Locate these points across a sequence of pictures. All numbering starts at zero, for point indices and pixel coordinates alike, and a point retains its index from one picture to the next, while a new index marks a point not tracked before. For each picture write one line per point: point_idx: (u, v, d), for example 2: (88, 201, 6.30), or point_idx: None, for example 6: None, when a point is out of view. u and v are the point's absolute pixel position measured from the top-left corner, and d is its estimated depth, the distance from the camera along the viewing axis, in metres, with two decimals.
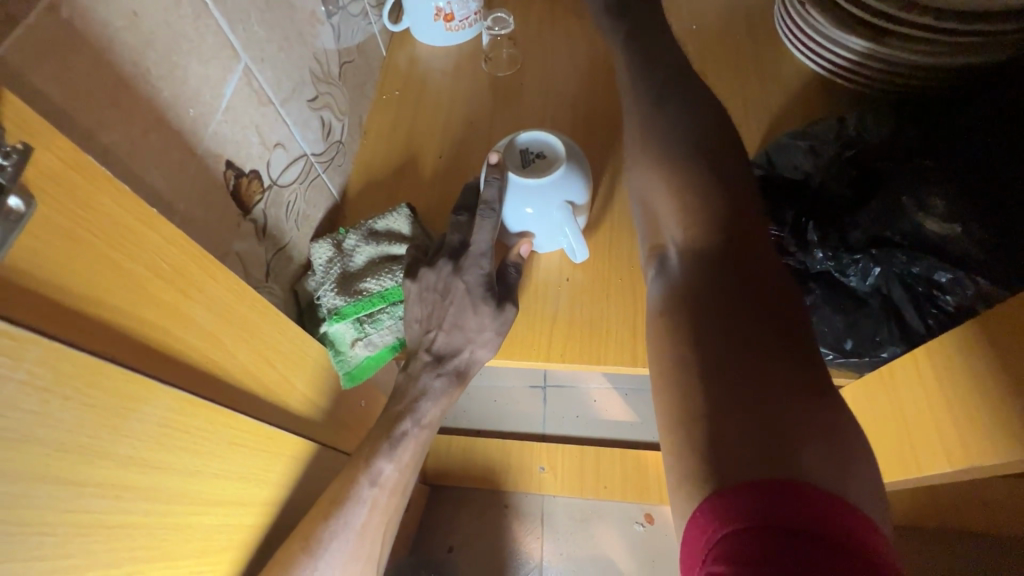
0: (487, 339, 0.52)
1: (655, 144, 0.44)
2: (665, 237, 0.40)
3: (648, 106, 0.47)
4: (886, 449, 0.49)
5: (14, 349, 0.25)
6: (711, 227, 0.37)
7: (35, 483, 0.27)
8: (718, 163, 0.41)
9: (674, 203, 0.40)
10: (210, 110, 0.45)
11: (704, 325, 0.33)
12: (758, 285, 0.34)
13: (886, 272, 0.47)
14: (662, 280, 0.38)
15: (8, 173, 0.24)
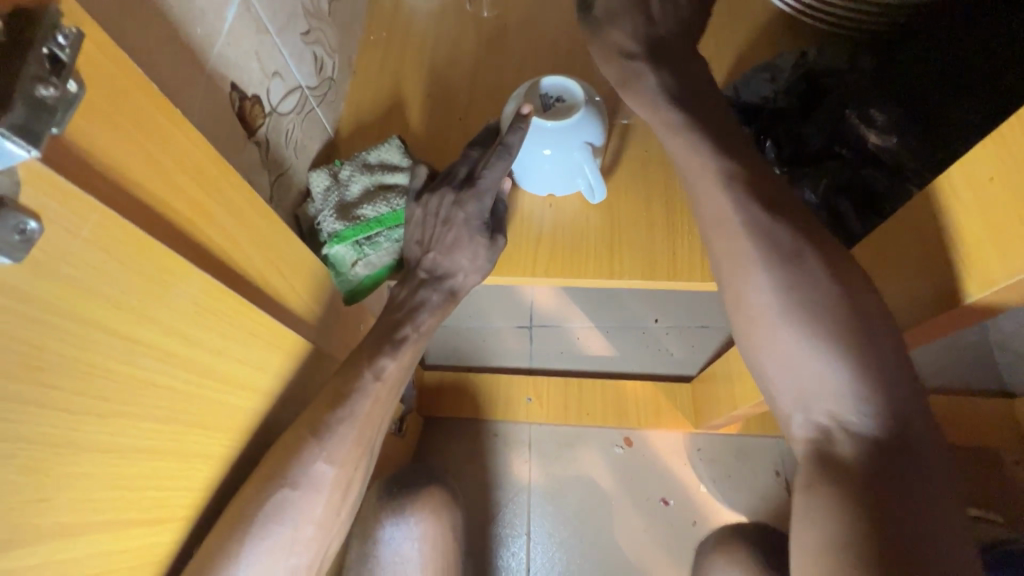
0: (479, 267, 0.58)
1: (799, 318, 0.42)
2: (818, 416, 0.42)
3: (775, 262, 0.43)
4: None
5: (79, 208, 0.29)
6: (880, 425, 0.40)
7: (100, 332, 0.31)
8: (878, 352, 0.41)
9: (835, 390, 0.41)
10: (214, 33, 0.48)
11: (870, 517, 0.37)
12: (920, 475, 0.38)
13: (833, 180, 0.54)
14: (833, 478, 0.40)
15: (66, 53, 0.27)
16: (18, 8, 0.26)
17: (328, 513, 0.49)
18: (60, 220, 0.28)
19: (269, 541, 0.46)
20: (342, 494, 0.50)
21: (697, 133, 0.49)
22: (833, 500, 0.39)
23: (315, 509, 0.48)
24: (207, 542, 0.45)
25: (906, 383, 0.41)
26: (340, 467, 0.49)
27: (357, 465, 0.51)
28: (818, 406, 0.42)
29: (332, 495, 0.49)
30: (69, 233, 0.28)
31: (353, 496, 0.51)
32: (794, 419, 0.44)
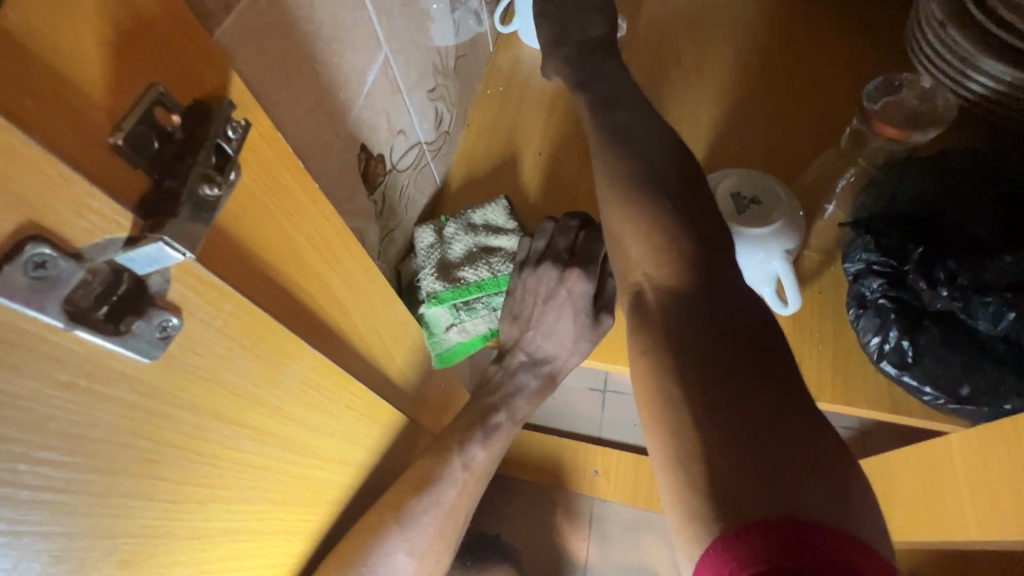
0: (582, 349, 0.54)
1: (620, 180, 0.44)
2: (636, 276, 0.40)
3: (606, 155, 0.46)
4: (994, 508, 0.46)
5: (218, 299, 0.28)
6: (682, 272, 0.38)
7: (212, 420, 0.30)
8: (708, 234, 0.40)
9: (648, 240, 0.40)
10: (354, 96, 0.49)
11: (690, 356, 0.34)
12: (735, 310, 0.36)
13: (1021, 319, 0.44)
14: (642, 327, 0.38)
15: (233, 145, 0.26)
16: (196, 100, 0.25)
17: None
18: (199, 313, 0.27)
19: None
20: None
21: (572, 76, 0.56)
22: (655, 359, 0.35)
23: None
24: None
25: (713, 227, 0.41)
26: (420, 558, 0.50)
27: (436, 558, 0.51)
28: (637, 270, 0.40)
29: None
30: (203, 325, 0.27)
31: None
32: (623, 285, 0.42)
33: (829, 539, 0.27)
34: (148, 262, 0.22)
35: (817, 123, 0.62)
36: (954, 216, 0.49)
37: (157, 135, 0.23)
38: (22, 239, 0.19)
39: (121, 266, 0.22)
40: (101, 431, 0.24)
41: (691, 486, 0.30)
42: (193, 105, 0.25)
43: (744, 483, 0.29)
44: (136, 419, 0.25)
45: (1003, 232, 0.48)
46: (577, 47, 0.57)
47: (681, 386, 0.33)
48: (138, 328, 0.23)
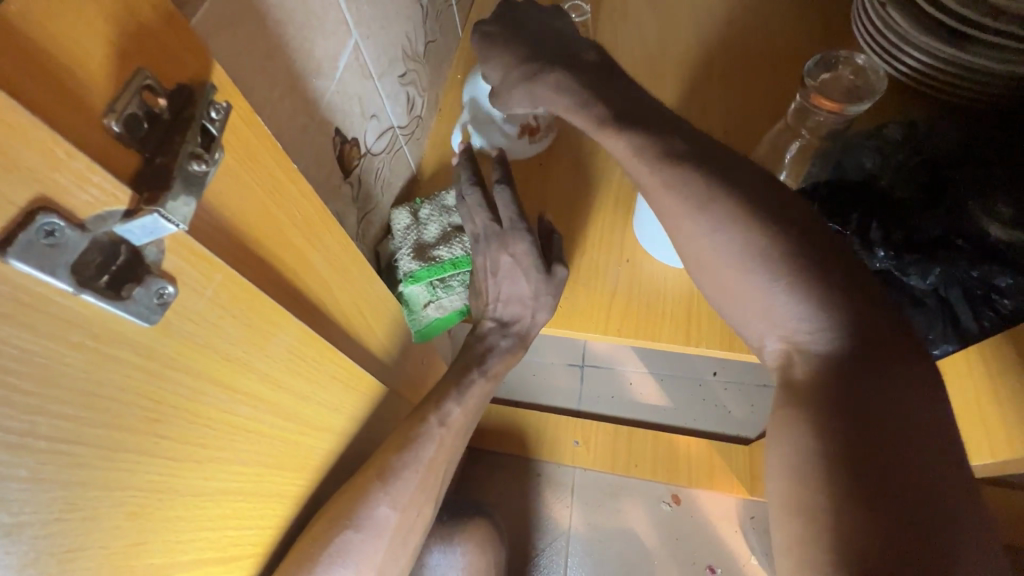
0: (546, 304, 0.57)
1: (729, 229, 0.41)
2: (776, 341, 0.42)
3: (718, 213, 0.41)
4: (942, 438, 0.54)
5: (208, 269, 0.30)
6: (832, 342, 0.39)
7: (206, 383, 0.32)
8: (849, 294, 0.39)
9: (788, 316, 0.40)
10: (327, 81, 0.51)
11: (838, 425, 0.36)
12: (889, 377, 0.37)
13: (946, 273, 0.49)
14: (785, 394, 0.41)
15: (217, 126, 0.28)
16: (180, 83, 0.27)
17: (386, 560, 0.51)
18: (192, 282, 0.29)
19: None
20: (401, 540, 0.52)
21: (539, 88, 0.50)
22: (802, 421, 0.38)
23: (376, 553, 0.50)
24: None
25: (851, 285, 0.39)
26: (403, 511, 0.51)
27: (418, 511, 0.53)
28: (772, 336, 0.42)
29: (392, 541, 0.51)
30: (196, 294, 0.29)
31: (413, 543, 0.53)
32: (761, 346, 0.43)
33: None
34: (146, 232, 0.25)
35: (769, 101, 0.66)
36: (886, 185, 0.53)
37: (146, 115, 0.25)
38: (33, 209, 0.21)
39: (121, 236, 0.24)
40: (107, 389, 0.26)
41: (818, 543, 0.34)
42: (178, 88, 0.27)
43: (871, 551, 0.32)
44: (138, 380, 0.28)
45: (929, 194, 0.52)
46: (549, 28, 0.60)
47: (829, 450, 0.36)
48: (137, 294, 0.26)
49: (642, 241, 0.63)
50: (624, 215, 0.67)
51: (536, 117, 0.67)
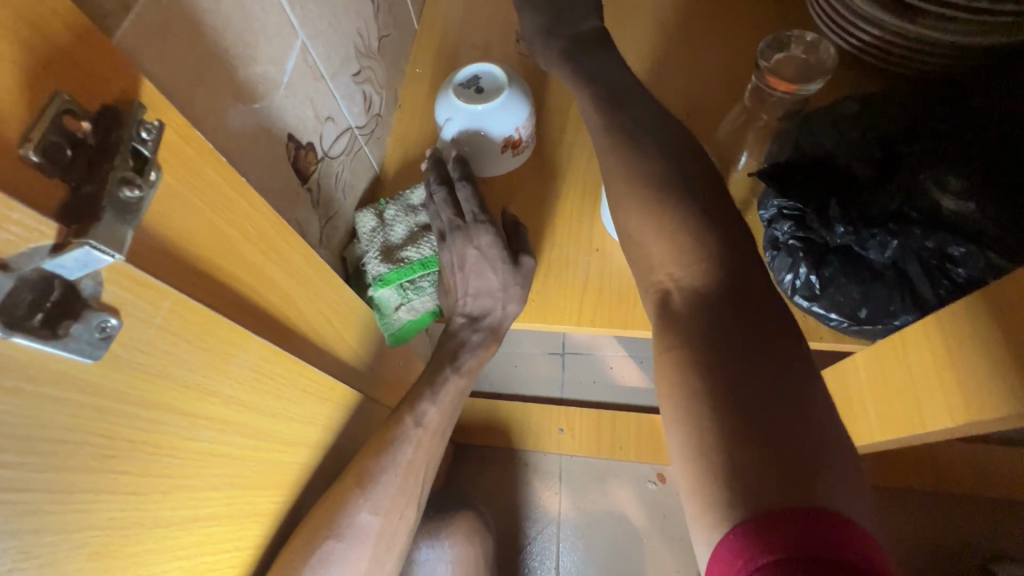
0: (515, 295, 0.56)
1: (635, 172, 0.47)
2: (662, 277, 0.43)
3: (625, 152, 0.49)
4: (894, 407, 0.54)
5: (155, 297, 0.29)
6: (712, 277, 0.40)
7: (165, 412, 0.31)
8: (725, 230, 0.43)
9: (677, 248, 0.42)
10: (274, 86, 0.49)
11: (711, 352, 0.37)
12: (760, 303, 0.39)
13: (902, 247, 0.50)
14: (665, 325, 0.41)
15: (149, 146, 0.27)
16: (105, 104, 0.26)
17: (372, 567, 0.50)
18: (138, 312, 0.28)
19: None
20: (386, 545, 0.51)
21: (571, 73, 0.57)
22: (681, 361, 0.38)
23: (361, 560, 0.49)
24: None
25: (729, 222, 0.43)
26: (385, 516, 0.51)
27: (401, 514, 0.52)
28: (662, 271, 0.43)
29: (376, 547, 0.50)
30: (143, 323, 0.28)
31: (399, 547, 0.53)
32: (647, 283, 0.44)
33: (841, 528, 0.29)
34: (78, 266, 0.23)
35: (728, 83, 0.66)
36: (842, 162, 0.54)
37: (68, 142, 0.24)
38: None
39: (51, 271, 0.23)
40: (55, 431, 0.25)
41: (708, 475, 0.33)
42: (102, 110, 0.25)
43: (751, 470, 0.32)
44: (87, 418, 0.27)
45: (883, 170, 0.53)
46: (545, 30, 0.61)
47: (705, 384, 0.36)
48: (76, 331, 0.25)
49: (611, 230, 0.64)
50: (592, 205, 0.66)
51: (518, 131, 0.65)
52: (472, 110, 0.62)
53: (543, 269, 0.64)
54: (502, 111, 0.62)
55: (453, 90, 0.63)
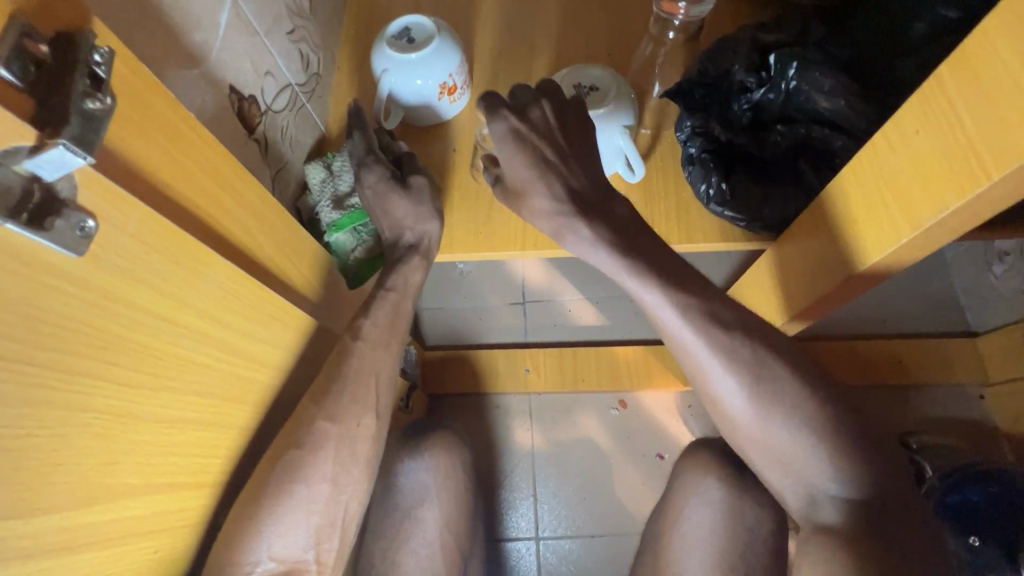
0: (411, 214, 0.60)
1: (763, 395, 0.53)
2: (810, 485, 0.53)
3: (750, 375, 0.53)
4: (804, 276, 0.57)
5: (125, 207, 0.33)
6: (854, 482, 0.52)
7: (144, 314, 0.35)
8: (858, 441, 0.53)
9: (818, 471, 0.53)
10: (211, 40, 0.52)
11: (869, 564, 0.48)
12: (892, 512, 0.50)
13: (791, 143, 0.59)
14: (820, 533, 0.52)
15: (104, 70, 0.30)
16: (59, 32, 0.29)
17: (340, 473, 0.52)
18: (110, 218, 0.32)
19: (291, 501, 0.50)
20: (348, 452, 0.53)
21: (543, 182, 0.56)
22: (830, 555, 0.50)
23: (323, 466, 0.51)
24: (233, 510, 0.49)
25: (861, 438, 0.53)
26: (341, 424, 0.53)
27: (359, 422, 0.54)
28: (804, 483, 0.53)
29: (339, 453, 0.52)
30: (116, 230, 0.32)
31: (364, 454, 0.54)
32: (788, 491, 0.55)
33: None
34: (54, 166, 0.27)
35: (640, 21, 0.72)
36: (735, 76, 0.60)
37: (32, 62, 0.28)
38: None
39: (30, 171, 0.27)
40: (51, 315, 0.29)
41: None
42: (58, 37, 0.29)
43: None
44: (79, 310, 0.31)
45: (768, 81, 0.59)
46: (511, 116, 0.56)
47: (854, 563, 0.48)
48: (58, 226, 0.28)
49: None
50: None
51: (451, 76, 0.68)
52: (405, 59, 0.65)
53: (487, 203, 0.70)
54: (436, 55, 0.66)
55: (386, 42, 0.66)
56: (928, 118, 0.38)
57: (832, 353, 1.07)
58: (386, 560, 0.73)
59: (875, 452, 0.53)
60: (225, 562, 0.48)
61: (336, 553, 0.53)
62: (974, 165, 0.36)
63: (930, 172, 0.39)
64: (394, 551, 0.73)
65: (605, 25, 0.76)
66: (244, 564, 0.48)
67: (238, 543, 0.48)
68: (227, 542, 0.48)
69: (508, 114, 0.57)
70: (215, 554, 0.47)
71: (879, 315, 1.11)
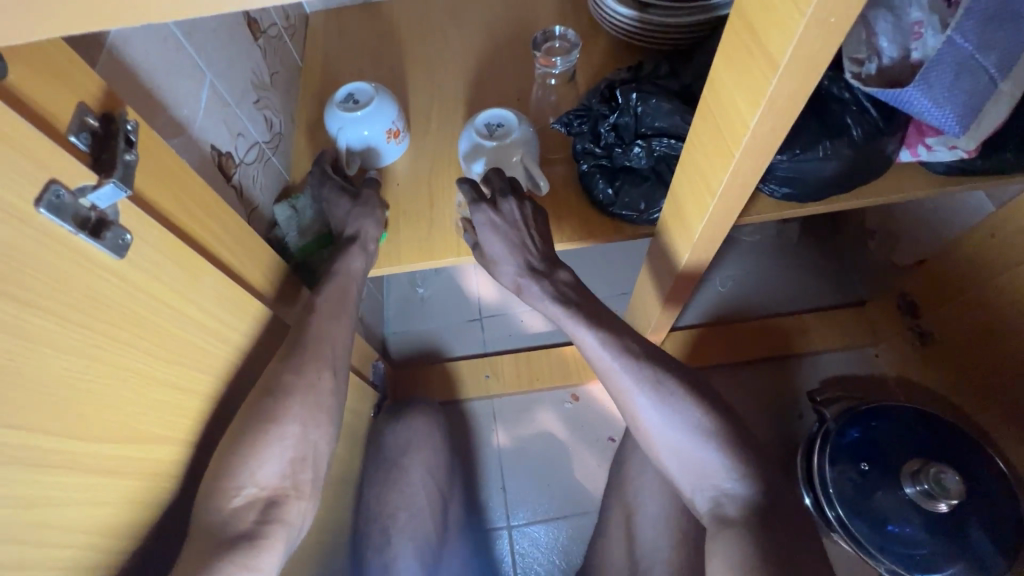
0: (357, 210, 0.76)
1: (671, 409, 0.68)
2: (714, 485, 0.66)
3: (660, 393, 0.69)
4: (671, 251, 0.76)
5: (149, 226, 0.47)
6: (748, 478, 0.65)
7: (162, 304, 0.49)
8: (746, 445, 0.67)
9: (718, 472, 0.66)
10: (196, 111, 0.67)
11: (755, 543, 0.61)
12: (772, 502, 0.64)
13: (650, 154, 0.76)
14: (723, 524, 0.64)
15: (134, 135, 0.46)
16: (105, 112, 0.44)
17: (310, 415, 0.64)
18: (141, 233, 0.46)
19: (269, 438, 0.60)
20: (313, 398, 0.64)
21: (513, 256, 0.74)
22: (732, 538, 0.62)
23: (293, 407, 0.62)
24: (219, 449, 0.59)
25: (750, 444, 0.68)
26: (307, 382, 0.64)
27: (320, 375, 0.66)
28: (709, 485, 0.66)
29: (305, 397, 0.64)
30: (144, 241, 0.47)
31: (327, 399, 0.66)
32: (698, 495, 0.67)
33: None
34: (107, 197, 0.42)
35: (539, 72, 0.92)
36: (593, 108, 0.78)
37: (90, 132, 0.42)
38: (47, 183, 0.37)
39: (93, 202, 0.41)
40: (105, 297, 0.43)
41: None
42: (104, 115, 0.44)
43: None
44: (120, 294, 0.44)
45: (618, 109, 0.76)
46: (488, 206, 0.73)
47: (749, 544, 0.60)
48: (108, 237, 0.42)
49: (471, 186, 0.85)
50: (457, 172, 0.89)
51: (393, 124, 0.86)
52: (354, 116, 0.82)
53: (429, 222, 0.86)
54: (376, 113, 0.83)
55: (335, 106, 0.83)
56: (707, 118, 0.57)
57: (742, 330, 1.25)
58: (381, 500, 0.92)
59: (761, 458, 0.68)
60: (216, 487, 0.57)
61: (310, 481, 0.64)
62: (729, 145, 0.54)
63: (715, 153, 0.57)
64: (388, 491, 0.93)
65: (511, 78, 0.95)
66: (232, 488, 0.57)
67: (228, 473, 0.57)
68: (218, 473, 0.57)
69: (484, 208, 0.73)
70: (207, 481, 0.57)
71: (785, 296, 1.30)
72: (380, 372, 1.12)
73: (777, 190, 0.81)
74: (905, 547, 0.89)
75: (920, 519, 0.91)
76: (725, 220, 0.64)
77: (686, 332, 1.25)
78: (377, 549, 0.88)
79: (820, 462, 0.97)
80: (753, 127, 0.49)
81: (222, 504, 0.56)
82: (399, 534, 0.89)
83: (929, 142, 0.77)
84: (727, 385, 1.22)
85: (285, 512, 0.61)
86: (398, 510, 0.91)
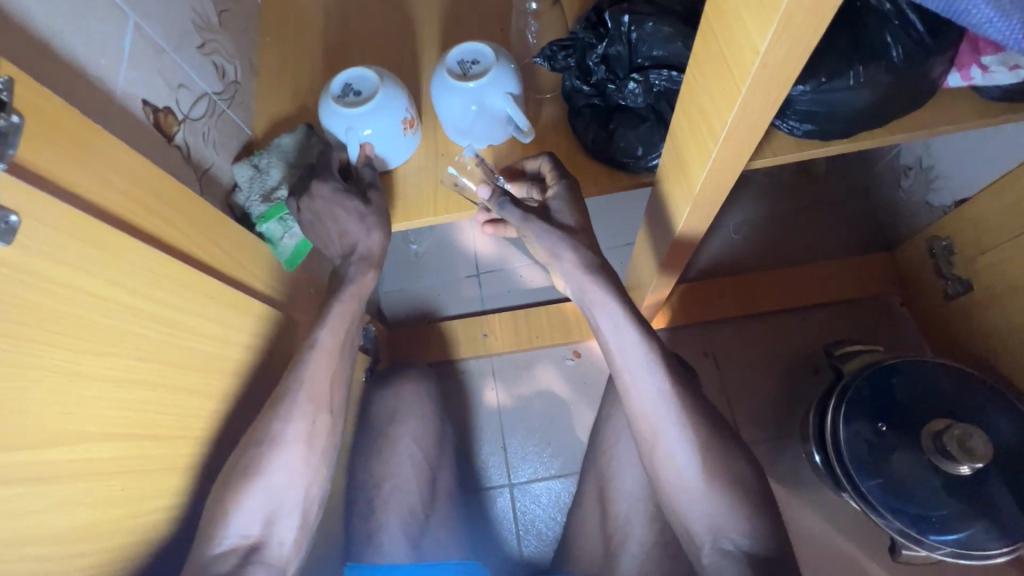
0: (370, 225, 0.68)
1: (700, 452, 0.64)
2: (724, 539, 0.62)
3: (687, 428, 0.65)
4: (670, 207, 0.66)
5: (43, 204, 0.41)
6: (761, 537, 0.62)
7: (76, 291, 0.43)
8: (766, 510, 0.63)
9: (733, 526, 0.62)
10: (118, 61, 0.59)
11: None
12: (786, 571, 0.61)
13: (647, 90, 0.66)
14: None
15: (7, 94, 0.39)
16: None
17: (302, 461, 0.62)
18: (32, 214, 0.40)
19: (249, 470, 0.59)
20: (308, 447, 0.63)
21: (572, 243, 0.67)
22: None
23: (286, 456, 0.61)
24: (213, 491, 0.58)
25: (773, 512, 0.64)
26: None
27: (315, 419, 0.64)
28: (718, 533, 0.62)
29: (299, 446, 0.62)
30: (39, 224, 0.40)
31: (322, 443, 0.64)
32: (705, 543, 0.63)
33: None
34: None
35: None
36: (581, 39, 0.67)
37: None
38: None
39: None
40: None
41: None
42: None
43: None
44: (13, 287, 0.39)
45: (609, 36, 0.65)
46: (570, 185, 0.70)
47: None
48: None
49: (452, 135, 0.75)
50: (432, 121, 0.79)
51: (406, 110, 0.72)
52: (361, 112, 0.69)
53: (402, 179, 0.77)
54: (387, 103, 0.70)
55: (332, 104, 0.69)
56: (711, 43, 0.46)
57: (757, 280, 1.16)
58: (368, 469, 0.92)
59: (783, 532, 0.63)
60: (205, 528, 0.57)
61: (295, 526, 0.62)
62: (734, 76, 0.44)
63: (719, 88, 0.47)
64: (375, 460, 0.92)
65: (493, 6, 0.83)
66: (220, 533, 0.57)
67: (218, 521, 0.57)
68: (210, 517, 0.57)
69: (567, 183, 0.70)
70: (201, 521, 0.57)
71: (805, 243, 1.20)
72: (372, 337, 1.07)
73: (796, 127, 0.69)
74: (919, 509, 0.85)
75: (939, 480, 0.86)
76: (730, 170, 0.55)
77: (695, 284, 1.17)
78: (363, 518, 0.89)
79: (834, 422, 0.91)
80: (765, 53, 0.39)
81: (207, 546, 0.56)
82: (383, 506, 0.88)
83: (986, 62, 0.64)
84: (737, 341, 1.16)
85: (266, 557, 0.59)
86: (383, 481, 0.90)
